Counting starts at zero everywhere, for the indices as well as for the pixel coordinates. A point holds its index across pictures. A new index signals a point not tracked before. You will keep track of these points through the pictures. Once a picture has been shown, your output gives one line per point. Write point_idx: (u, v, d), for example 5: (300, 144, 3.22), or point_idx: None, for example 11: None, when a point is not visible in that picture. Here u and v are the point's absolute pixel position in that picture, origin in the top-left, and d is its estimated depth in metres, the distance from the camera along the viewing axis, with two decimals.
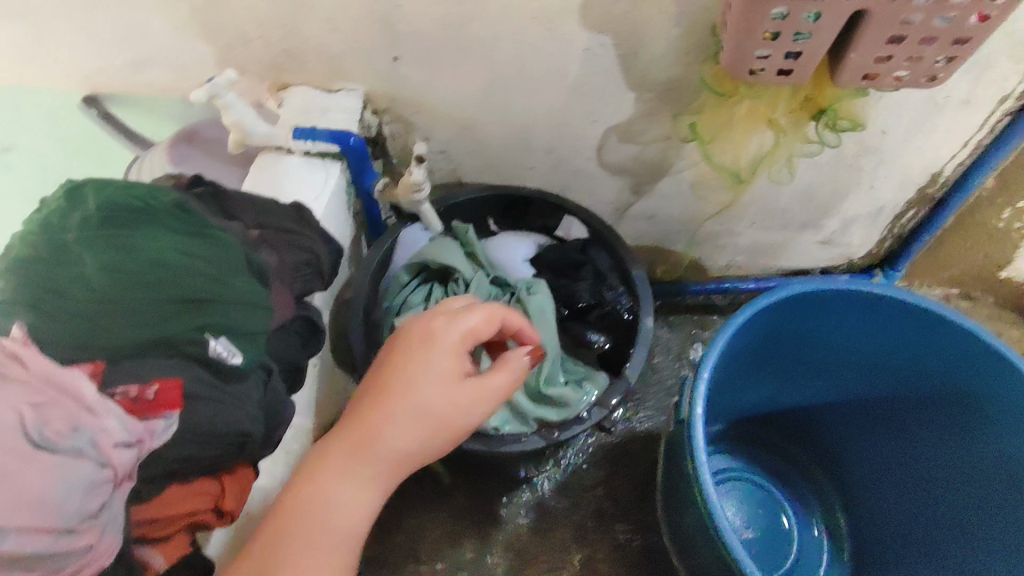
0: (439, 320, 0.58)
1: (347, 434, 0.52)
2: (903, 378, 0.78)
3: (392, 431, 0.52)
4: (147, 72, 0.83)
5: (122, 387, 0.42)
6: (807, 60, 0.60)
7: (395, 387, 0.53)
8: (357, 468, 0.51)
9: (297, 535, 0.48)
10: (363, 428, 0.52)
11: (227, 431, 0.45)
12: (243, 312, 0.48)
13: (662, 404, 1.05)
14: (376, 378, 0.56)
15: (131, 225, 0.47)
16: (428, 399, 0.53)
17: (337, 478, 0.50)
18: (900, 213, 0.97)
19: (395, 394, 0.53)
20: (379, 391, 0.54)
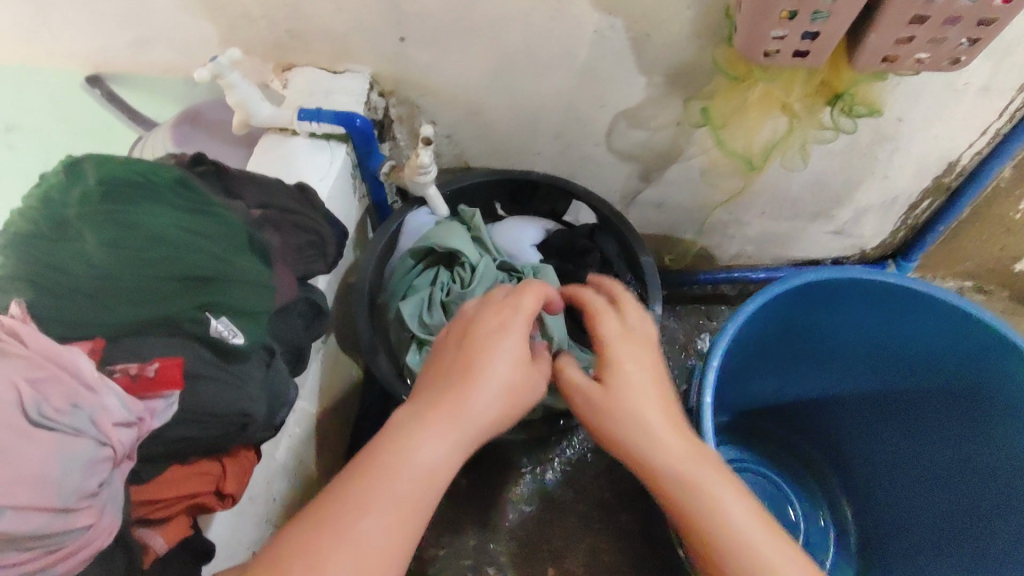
0: (489, 310, 0.57)
1: (424, 405, 0.51)
2: (913, 372, 0.77)
3: (474, 403, 0.51)
4: (151, 51, 0.83)
5: (122, 364, 0.41)
6: (825, 42, 0.58)
7: (466, 365, 0.53)
8: (437, 434, 0.49)
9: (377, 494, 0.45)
10: (441, 400, 0.51)
11: (228, 412, 0.44)
12: (246, 291, 0.47)
13: None
14: (452, 359, 0.54)
15: (131, 200, 0.46)
16: (500, 373, 0.52)
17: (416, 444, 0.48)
18: (915, 203, 0.96)
19: (479, 368, 0.52)
20: (461, 365, 0.53)
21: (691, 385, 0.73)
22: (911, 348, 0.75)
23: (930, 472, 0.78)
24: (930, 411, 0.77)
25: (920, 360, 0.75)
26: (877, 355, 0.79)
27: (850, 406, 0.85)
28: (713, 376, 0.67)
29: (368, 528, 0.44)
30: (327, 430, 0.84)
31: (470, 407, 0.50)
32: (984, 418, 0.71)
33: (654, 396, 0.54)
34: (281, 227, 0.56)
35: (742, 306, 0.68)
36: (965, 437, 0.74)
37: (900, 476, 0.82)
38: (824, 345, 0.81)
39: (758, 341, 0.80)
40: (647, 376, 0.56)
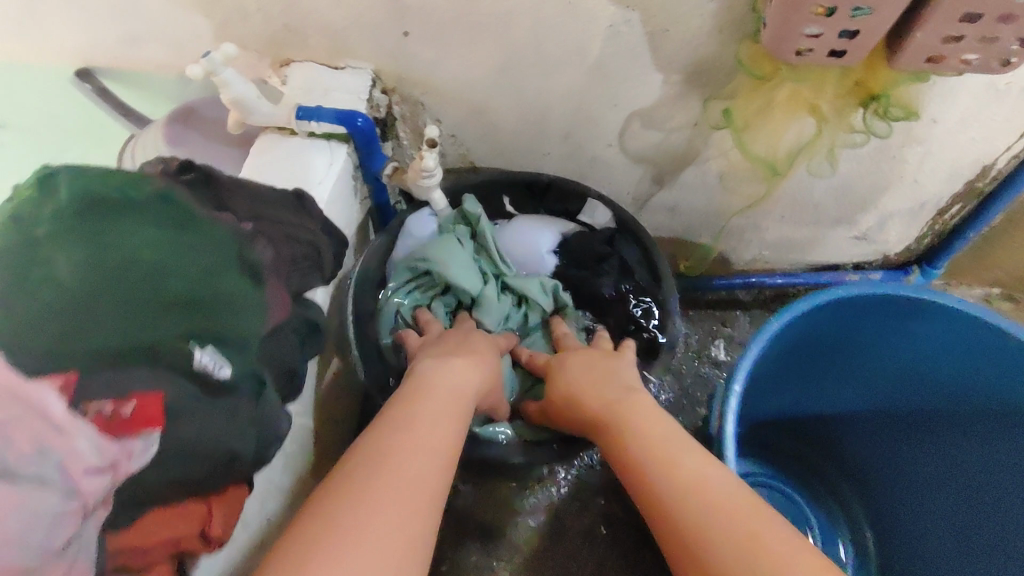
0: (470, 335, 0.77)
1: (401, 417, 0.59)
2: (937, 391, 0.73)
3: (445, 403, 0.62)
4: (140, 47, 0.78)
5: (96, 403, 0.37)
6: (864, 40, 0.53)
7: (430, 368, 0.67)
8: (418, 436, 0.57)
9: (378, 486, 0.51)
10: (415, 408, 0.61)
11: (215, 447, 0.42)
12: (235, 318, 0.44)
13: (679, 405, 1.04)
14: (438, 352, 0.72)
15: (108, 217, 0.42)
16: (455, 375, 0.67)
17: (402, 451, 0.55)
18: (945, 208, 0.91)
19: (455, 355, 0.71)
20: (418, 382, 0.66)
21: (709, 412, 0.68)
22: (938, 368, 0.71)
23: (948, 487, 0.75)
24: (960, 432, 0.73)
25: (950, 381, 0.71)
26: (903, 374, 0.74)
27: (870, 426, 0.81)
28: (736, 403, 0.63)
29: (379, 514, 0.49)
30: (326, 443, 0.81)
31: (428, 406, 0.61)
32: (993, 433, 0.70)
33: (579, 385, 0.72)
34: (273, 237, 0.52)
35: (766, 324, 0.65)
36: (985, 451, 0.71)
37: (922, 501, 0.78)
38: (845, 361, 0.76)
39: (780, 360, 0.75)
40: (574, 370, 0.74)
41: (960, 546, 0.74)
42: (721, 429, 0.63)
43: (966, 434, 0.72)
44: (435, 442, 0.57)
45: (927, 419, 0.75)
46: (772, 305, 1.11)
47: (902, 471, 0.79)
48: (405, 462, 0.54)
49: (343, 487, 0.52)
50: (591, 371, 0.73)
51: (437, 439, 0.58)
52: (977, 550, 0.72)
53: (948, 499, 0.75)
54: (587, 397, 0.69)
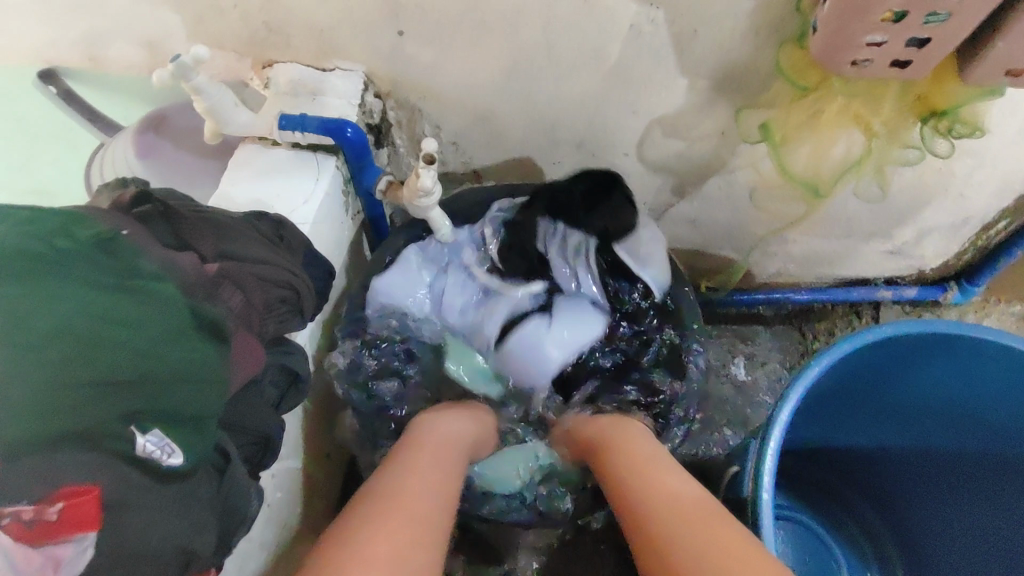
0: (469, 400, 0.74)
1: (392, 476, 0.52)
2: (992, 432, 0.65)
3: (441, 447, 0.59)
4: (107, 45, 0.71)
5: (13, 506, 0.31)
6: (934, 49, 0.46)
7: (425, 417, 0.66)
8: (412, 491, 0.50)
9: (361, 541, 0.44)
10: (407, 457, 0.56)
11: (163, 548, 0.35)
12: (187, 391, 0.37)
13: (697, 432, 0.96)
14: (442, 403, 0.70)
15: (30, 275, 0.35)
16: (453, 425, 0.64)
17: (393, 506, 0.48)
18: (991, 223, 0.83)
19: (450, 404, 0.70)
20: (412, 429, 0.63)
21: (745, 466, 0.61)
22: (989, 410, 0.64)
23: (999, 531, 0.67)
24: (1014, 475, 0.65)
25: (1004, 426, 0.64)
26: (950, 413, 0.67)
27: (909, 464, 0.74)
28: (773, 460, 0.56)
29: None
30: (316, 482, 0.74)
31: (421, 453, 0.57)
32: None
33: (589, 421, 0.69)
34: (245, 282, 0.45)
35: (806, 369, 0.58)
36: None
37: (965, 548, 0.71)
38: (885, 399, 0.69)
39: (814, 399, 0.68)
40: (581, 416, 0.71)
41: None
42: (755, 493, 0.56)
43: (1015, 480, 0.65)
44: (433, 502, 0.50)
45: (973, 463, 0.68)
46: (796, 322, 1.03)
47: (941, 513, 0.73)
48: (394, 521, 0.46)
49: (325, 554, 0.44)
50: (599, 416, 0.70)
51: (436, 487, 0.52)
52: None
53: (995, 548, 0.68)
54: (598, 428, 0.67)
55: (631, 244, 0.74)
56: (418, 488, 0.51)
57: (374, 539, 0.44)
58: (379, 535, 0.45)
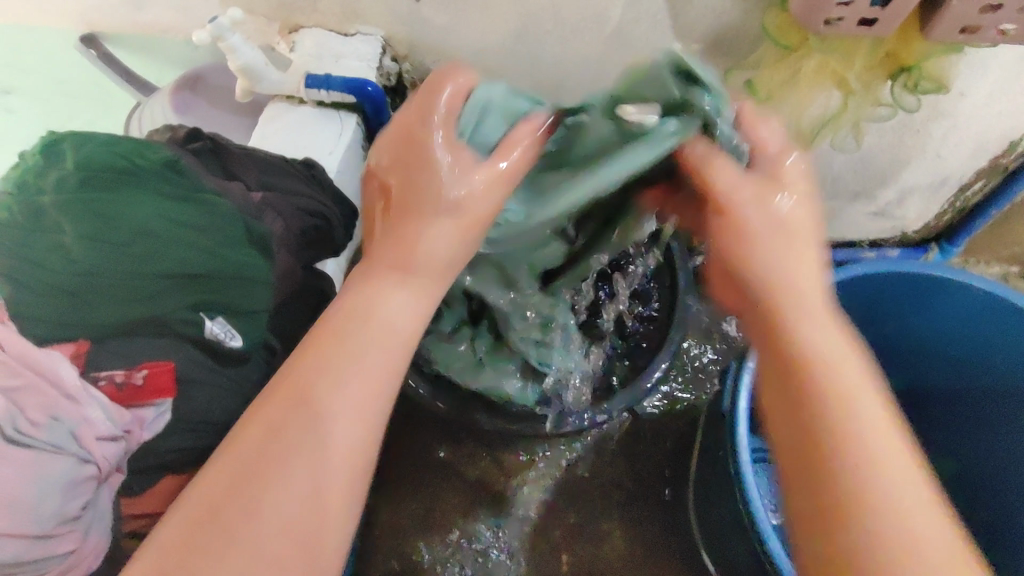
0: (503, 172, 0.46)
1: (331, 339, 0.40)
2: (954, 365, 0.72)
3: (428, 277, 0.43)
4: (148, 11, 0.77)
5: (108, 371, 0.38)
6: (897, 7, 0.52)
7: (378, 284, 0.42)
8: (357, 376, 0.39)
9: (292, 471, 0.36)
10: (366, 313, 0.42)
11: (225, 420, 0.42)
12: (242, 288, 0.43)
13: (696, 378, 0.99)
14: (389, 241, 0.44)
15: (115, 188, 0.42)
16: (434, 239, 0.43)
17: (324, 404, 0.38)
18: (968, 184, 0.88)
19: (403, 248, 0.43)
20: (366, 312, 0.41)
21: (726, 387, 0.69)
22: (947, 344, 0.71)
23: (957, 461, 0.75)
24: (976, 409, 0.71)
25: (961, 359, 0.71)
26: (918, 349, 0.74)
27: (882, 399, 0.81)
28: (749, 379, 0.64)
29: (301, 499, 0.36)
30: None
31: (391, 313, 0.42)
32: (987, 417, 0.70)
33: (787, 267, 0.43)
34: (283, 211, 0.51)
35: None
36: (994, 429, 0.70)
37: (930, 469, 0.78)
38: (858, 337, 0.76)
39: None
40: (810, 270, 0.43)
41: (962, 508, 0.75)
42: (733, 406, 0.64)
43: (970, 408, 0.72)
44: (376, 388, 0.40)
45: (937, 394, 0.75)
46: None
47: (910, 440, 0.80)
48: (332, 423, 0.38)
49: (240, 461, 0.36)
50: (766, 218, 0.43)
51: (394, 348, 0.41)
52: (973, 517, 0.73)
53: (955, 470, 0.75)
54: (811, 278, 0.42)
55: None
56: (356, 373, 0.40)
57: (305, 450, 0.37)
58: (312, 451, 0.37)
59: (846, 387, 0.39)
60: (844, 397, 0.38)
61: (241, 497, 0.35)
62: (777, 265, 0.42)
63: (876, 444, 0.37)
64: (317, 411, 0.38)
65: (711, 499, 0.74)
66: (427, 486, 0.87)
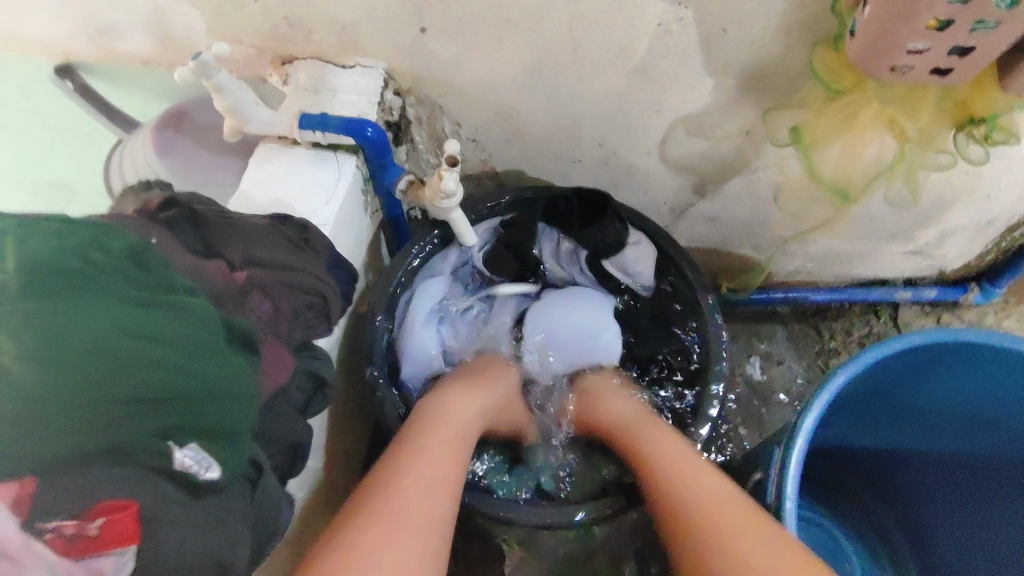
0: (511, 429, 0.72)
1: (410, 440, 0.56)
2: (1015, 439, 0.65)
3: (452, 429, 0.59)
4: (128, 40, 0.70)
5: (55, 521, 0.31)
6: (978, 57, 0.45)
7: (410, 453, 0.54)
8: (437, 441, 0.56)
9: (382, 533, 0.46)
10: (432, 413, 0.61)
11: (199, 562, 0.35)
12: (222, 404, 0.37)
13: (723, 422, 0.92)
14: (414, 432, 0.57)
15: (66, 292, 0.34)
16: (457, 401, 0.63)
17: (419, 459, 0.53)
18: (1016, 225, 0.82)
19: (436, 421, 0.59)
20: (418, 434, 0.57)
21: (768, 471, 0.62)
22: (1005, 417, 0.64)
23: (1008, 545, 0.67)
24: (1018, 492, 0.66)
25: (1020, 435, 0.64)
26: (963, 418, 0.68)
27: (930, 467, 0.73)
28: (796, 469, 0.56)
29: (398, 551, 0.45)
30: (336, 482, 0.73)
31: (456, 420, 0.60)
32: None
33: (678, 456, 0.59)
34: (273, 291, 0.45)
35: (831, 376, 0.59)
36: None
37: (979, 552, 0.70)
38: (904, 404, 0.69)
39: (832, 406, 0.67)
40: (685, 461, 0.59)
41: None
42: (778, 499, 0.56)
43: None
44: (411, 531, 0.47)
45: (995, 468, 0.68)
46: (813, 321, 1.01)
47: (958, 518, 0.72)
48: (414, 504, 0.49)
49: (344, 535, 0.46)
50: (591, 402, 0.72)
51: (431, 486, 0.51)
52: None
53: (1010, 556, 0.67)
54: (690, 466, 0.58)
55: (624, 256, 0.75)
56: (436, 458, 0.54)
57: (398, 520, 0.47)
58: (407, 518, 0.48)
59: (679, 483, 0.56)
60: (677, 484, 0.57)
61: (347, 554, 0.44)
62: (654, 453, 0.61)
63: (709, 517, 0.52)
64: (409, 488, 0.50)
65: None
66: None
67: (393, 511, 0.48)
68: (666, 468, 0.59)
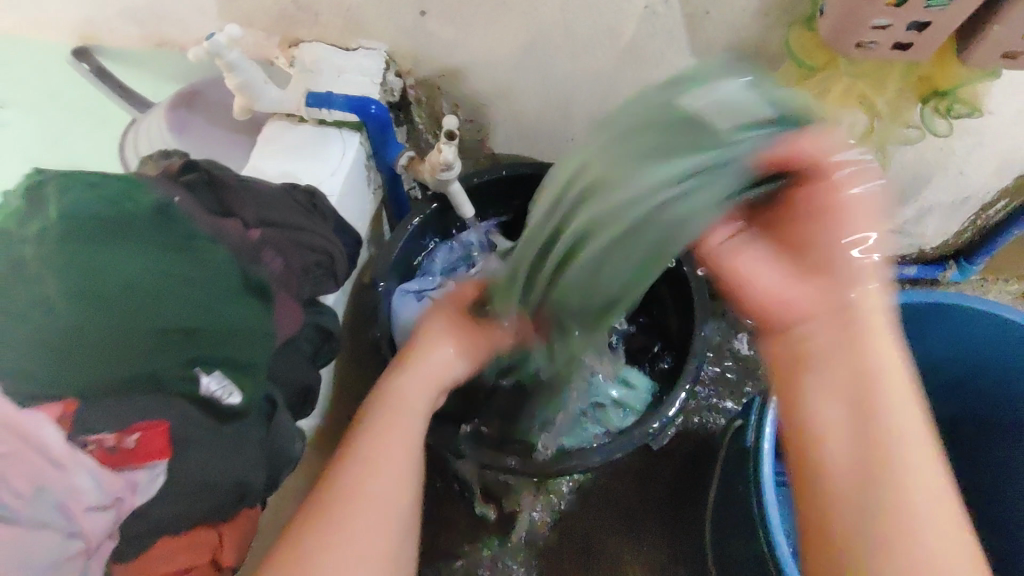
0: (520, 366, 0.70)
1: (367, 424, 0.55)
2: (963, 390, 0.73)
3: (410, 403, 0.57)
4: (143, 24, 0.74)
5: (97, 434, 0.36)
6: (935, 33, 0.49)
7: (368, 431, 0.53)
8: (396, 419, 0.55)
9: (353, 523, 0.47)
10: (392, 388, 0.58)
11: (221, 481, 0.39)
12: (241, 340, 0.42)
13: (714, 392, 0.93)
14: (371, 413, 0.56)
15: (106, 239, 0.39)
16: (417, 376, 0.60)
17: (379, 441, 0.52)
18: (990, 203, 0.85)
19: (391, 398, 0.57)
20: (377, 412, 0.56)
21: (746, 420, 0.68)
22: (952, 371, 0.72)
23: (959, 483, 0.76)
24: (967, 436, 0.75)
25: (964, 387, 0.73)
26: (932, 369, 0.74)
27: None
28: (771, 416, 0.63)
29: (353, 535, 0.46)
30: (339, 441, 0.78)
31: (405, 391, 0.58)
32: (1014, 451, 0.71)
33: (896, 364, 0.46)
34: (283, 248, 0.48)
35: None
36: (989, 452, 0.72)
37: None
38: None
39: None
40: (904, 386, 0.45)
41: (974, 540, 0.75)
42: (755, 444, 0.62)
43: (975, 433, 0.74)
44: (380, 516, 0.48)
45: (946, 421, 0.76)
46: None
47: None
48: (375, 486, 0.49)
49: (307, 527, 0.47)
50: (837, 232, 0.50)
51: (394, 465, 0.51)
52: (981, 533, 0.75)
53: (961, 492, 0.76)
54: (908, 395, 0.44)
55: None
56: (389, 431, 0.54)
57: (351, 502, 0.48)
58: (371, 502, 0.48)
59: (901, 417, 0.43)
60: (893, 410, 0.44)
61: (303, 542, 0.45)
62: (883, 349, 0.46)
63: (908, 493, 0.41)
64: (360, 473, 0.50)
65: (726, 527, 0.73)
66: (429, 510, 0.85)
67: (360, 496, 0.48)
68: (881, 371, 0.45)
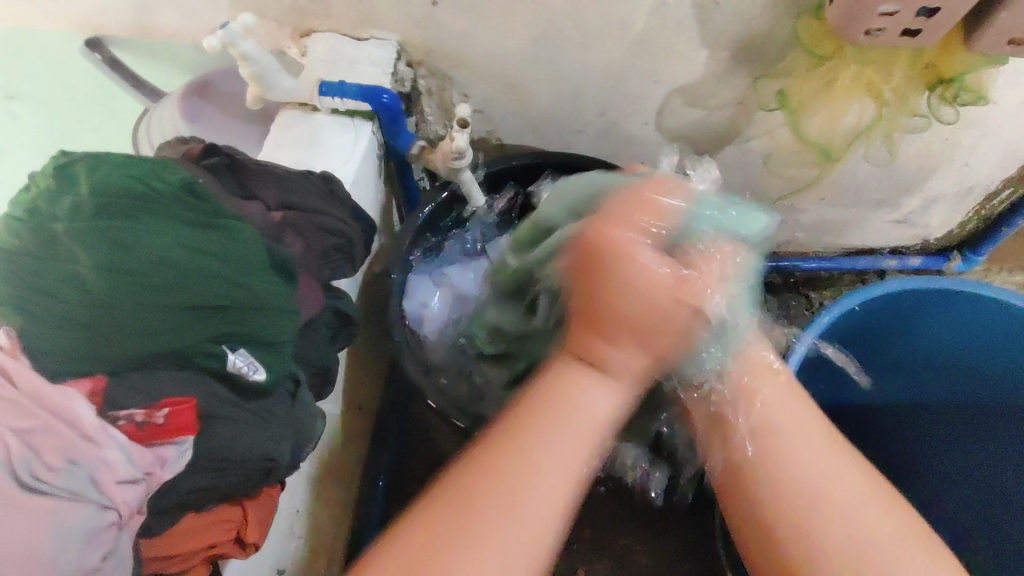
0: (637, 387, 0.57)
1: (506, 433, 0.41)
2: (962, 376, 0.73)
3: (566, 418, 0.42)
4: (157, 16, 0.75)
5: (127, 410, 0.37)
6: (943, 20, 0.50)
7: (524, 445, 0.40)
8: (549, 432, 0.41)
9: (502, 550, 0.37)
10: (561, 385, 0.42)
11: (248, 456, 0.40)
12: (267, 317, 0.42)
13: None
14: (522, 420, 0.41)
15: (134, 216, 0.40)
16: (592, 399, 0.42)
17: (520, 450, 0.40)
18: (995, 192, 0.85)
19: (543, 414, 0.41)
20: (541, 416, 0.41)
21: None
22: (953, 361, 0.73)
23: (964, 466, 0.76)
24: (971, 422, 0.75)
25: (963, 374, 0.73)
26: (933, 359, 0.74)
27: (894, 416, 0.81)
28: None
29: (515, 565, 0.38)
30: (352, 428, 0.79)
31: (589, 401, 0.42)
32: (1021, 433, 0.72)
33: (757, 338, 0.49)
34: (304, 231, 0.50)
35: (815, 318, 0.66)
36: (1005, 434, 0.72)
37: (948, 476, 0.78)
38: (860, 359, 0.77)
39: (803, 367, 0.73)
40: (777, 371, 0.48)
41: (980, 523, 0.76)
42: None
43: (978, 417, 0.74)
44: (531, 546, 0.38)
45: (947, 411, 0.76)
46: (804, 290, 1.07)
47: (925, 455, 0.80)
48: (529, 515, 0.39)
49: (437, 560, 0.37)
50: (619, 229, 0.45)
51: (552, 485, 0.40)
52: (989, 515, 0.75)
53: (970, 475, 0.76)
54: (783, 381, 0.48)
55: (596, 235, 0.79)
56: (533, 439, 0.41)
57: (501, 534, 0.38)
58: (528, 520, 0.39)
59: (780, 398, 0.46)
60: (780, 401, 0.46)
61: (442, 546, 0.37)
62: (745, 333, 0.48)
63: (824, 459, 0.43)
64: (518, 475, 0.39)
65: None
66: None
67: (516, 510, 0.38)
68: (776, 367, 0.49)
